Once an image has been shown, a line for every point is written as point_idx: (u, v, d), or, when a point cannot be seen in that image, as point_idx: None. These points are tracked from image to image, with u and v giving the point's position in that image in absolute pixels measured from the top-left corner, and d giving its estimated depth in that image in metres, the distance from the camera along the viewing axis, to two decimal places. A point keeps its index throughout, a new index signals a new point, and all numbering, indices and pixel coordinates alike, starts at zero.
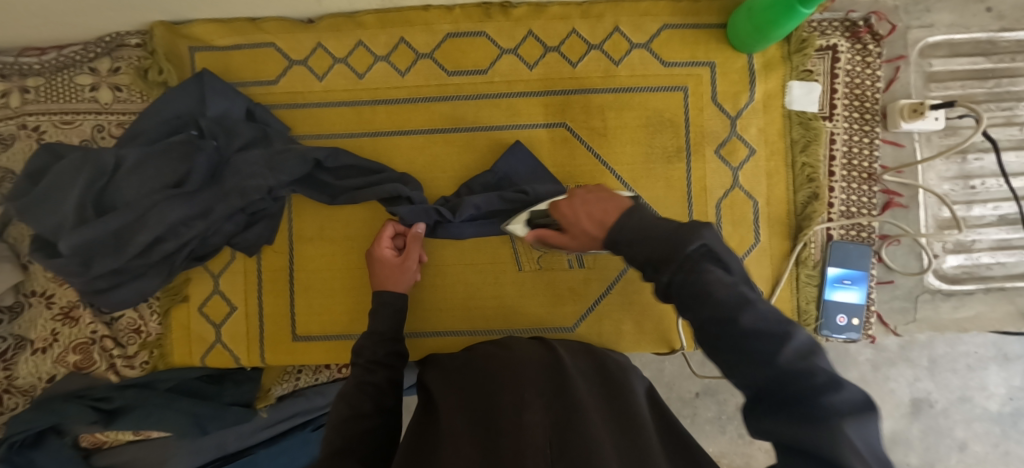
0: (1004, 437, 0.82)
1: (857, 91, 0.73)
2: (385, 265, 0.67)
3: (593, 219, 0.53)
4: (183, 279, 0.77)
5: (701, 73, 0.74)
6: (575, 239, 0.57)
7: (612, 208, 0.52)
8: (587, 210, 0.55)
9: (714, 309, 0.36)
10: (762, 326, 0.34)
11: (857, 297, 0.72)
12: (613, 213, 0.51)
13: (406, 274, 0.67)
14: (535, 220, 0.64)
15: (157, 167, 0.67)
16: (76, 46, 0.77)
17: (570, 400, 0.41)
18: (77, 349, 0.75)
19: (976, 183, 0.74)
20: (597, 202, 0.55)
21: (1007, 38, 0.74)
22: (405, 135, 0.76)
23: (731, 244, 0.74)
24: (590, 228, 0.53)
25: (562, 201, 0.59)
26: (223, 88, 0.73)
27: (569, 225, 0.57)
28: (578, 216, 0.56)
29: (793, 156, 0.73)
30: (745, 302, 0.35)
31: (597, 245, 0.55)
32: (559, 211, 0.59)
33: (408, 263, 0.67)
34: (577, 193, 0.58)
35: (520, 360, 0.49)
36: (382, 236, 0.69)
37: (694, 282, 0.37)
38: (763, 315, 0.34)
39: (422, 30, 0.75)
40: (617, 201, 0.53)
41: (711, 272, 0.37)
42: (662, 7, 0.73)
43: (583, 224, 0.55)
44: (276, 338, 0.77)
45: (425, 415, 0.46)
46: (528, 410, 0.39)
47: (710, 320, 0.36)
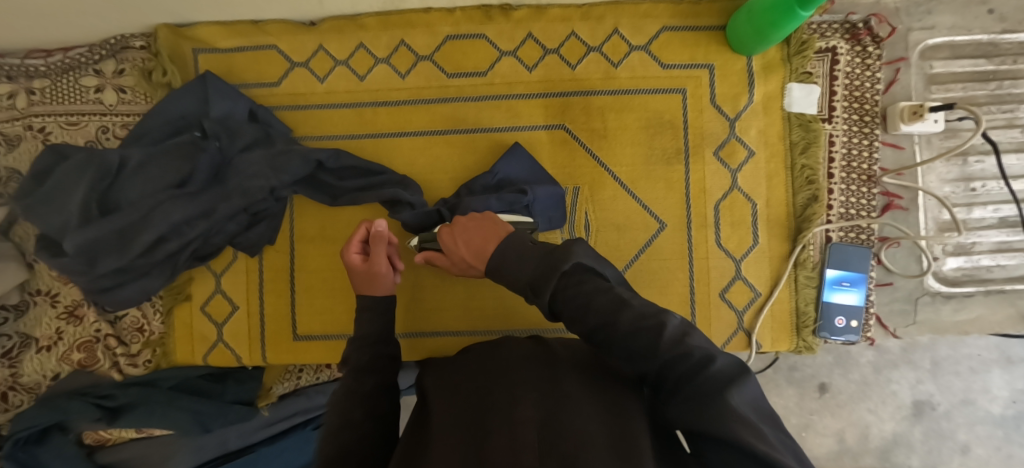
0: (1007, 441, 0.81)
1: (856, 93, 0.73)
2: (356, 272, 0.64)
3: (470, 249, 0.57)
4: (185, 278, 0.78)
5: (701, 75, 0.74)
6: (458, 265, 0.61)
7: (485, 238, 0.55)
8: (464, 238, 0.58)
9: (598, 316, 0.41)
10: (642, 323, 0.39)
11: (856, 299, 0.72)
12: (487, 244, 0.54)
13: (380, 279, 0.63)
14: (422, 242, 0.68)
15: (161, 167, 0.68)
16: (82, 48, 0.78)
17: (563, 394, 0.40)
18: (82, 347, 0.76)
19: (977, 185, 0.74)
20: (474, 231, 0.58)
21: (1008, 40, 0.74)
22: (405, 136, 0.76)
23: (730, 246, 0.74)
24: (469, 258, 0.57)
25: (444, 228, 0.61)
26: (226, 89, 0.73)
27: (450, 253, 0.60)
28: (457, 244, 0.59)
29: (793, 158, 0.73)
30: (622, 303, 0.41)
31: (478, 272, 0.59)
32: (442, 238, 0.61)
33: (375, 267, 0.63)
34: (457, 222, 0.61)
35: (510, 355, 0.49)
36: (351, 241, 0.66)
37: (576, 296, 0.42)
38: (639, 312, 0.40)
39: (423, 32, 0.76)
40: (490, 230, 0.56)
41: (587, 286, 0.43)
42: (663, 9, 0.73)
43: (461, 251, 0.58)
44: (278, 337, 0.78)
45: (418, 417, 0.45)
46: (520, 407, 0.38)
47: (598, 326, 0.41)
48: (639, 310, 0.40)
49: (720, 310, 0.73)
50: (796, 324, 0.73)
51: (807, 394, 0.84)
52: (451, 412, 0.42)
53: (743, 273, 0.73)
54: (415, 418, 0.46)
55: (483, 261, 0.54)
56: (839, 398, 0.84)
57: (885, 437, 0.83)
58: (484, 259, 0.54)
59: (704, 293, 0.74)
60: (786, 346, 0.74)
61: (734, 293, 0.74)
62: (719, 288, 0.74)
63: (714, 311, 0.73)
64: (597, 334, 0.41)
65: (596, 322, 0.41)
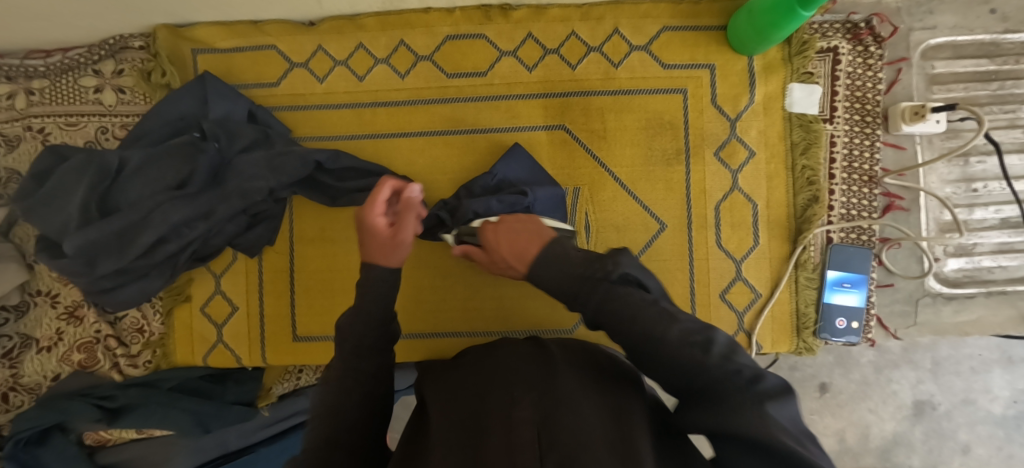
0: (1008, 440, 0.81)
1: (857, 93, 0.73)
2: (376, 237, 0.56)
3: (513, 249, 0.56)
4: (185, 279, 0.78)
5: (701, 75, 0.73)
6: (496, 261, 0.60)
7: (532, 242, 0.55)
8: (508, 238, 0.57)
9: (645, 325, 0.41)
10: (689, 338, 0.39)
11: (857, 300, 0.72)
12: (532, 248, 0.54)
13: (401, 247, 0.57)
14: (462, 236, 0.66)
15: (161, 168, 0.68)
16: (81, 48, 0.78)
17: (559, 391, 0.41)
18: (82, 347, 0.77)
19: (978, 186, 0.74)
20: (520, 232, 0.57)
21: (1011, 40, 0.73)
22: (405, 137, 0.76)
23: (729, 247, 0.74)
24: (510, 257, 0.56)
25: (488, 225, 0.61)
26: (226, 90, 0.74)
27: (490, 248, 0.60)
28: (499, 242, 0.58)
29: (793, 159, 0.73)
30: (672, 317, 0.41)
31: (515, 273, 0.59)
32: (485, 231, 0.61)
33: (406, 236, 0.57)
34: (504, 220, 0.60)
35: (508, 353, 0.49)
36: (375, 200, 0.57)
37: (622, 303, 0.43)
38: (685, 326, 0.40)
39: (422, 32, 0.75)
40: (537, 234, 0.56)
41: (635, 296, 0.44)
42: (663, 9, 0.73)
43: (503, 251, 0.57)
44: (277, 337, 0.78)
45: (418, 420, 0.45)
46: (517, 406, 0.38)
47: (644, 335, 0.40)
48: (688, 326, 0.40)
49: (720, 311, 0.73)
50: (797, 326, 0.73)
51: (807, 394, 0.84)
52: (451, 413, 0.42)
53: (743, 274, 0.73)
54: (415, 420, 0.45)
55: (524, 264, 0.54)
56: (839, 397, 0.83)
57: (885, 437, 0.83)
58: (525, 262, 0.55)
59: (703, 294, 0.73)
60: (786, 347, 0.74)
61: (734, 294, 0.73)
62: (719, 289, 0.73)
63: (714, 312, 0.73)
64: (643, 345, 0.41)
65: (642, 331, 0.41)
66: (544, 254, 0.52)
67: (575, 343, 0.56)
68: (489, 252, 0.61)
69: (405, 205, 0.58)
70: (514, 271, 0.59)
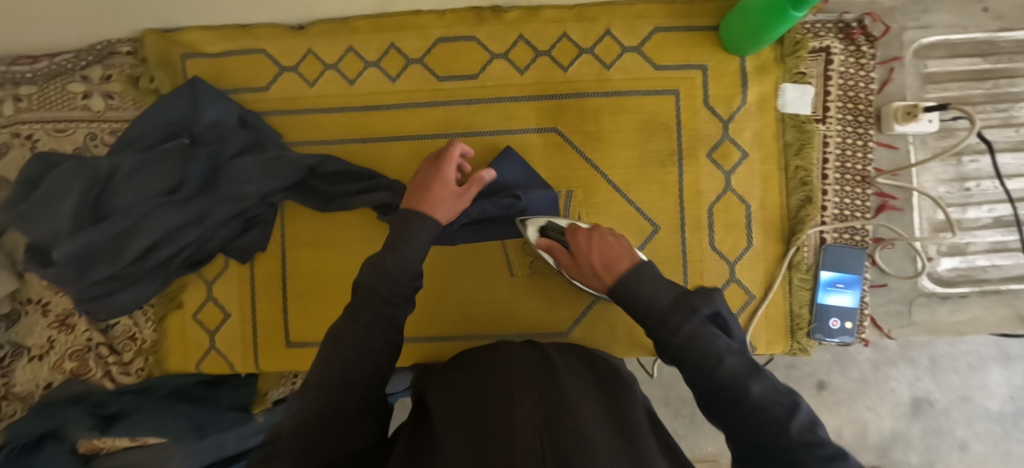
0: (1005, 436, 0.81)
1: (851, 93, 0.72)
2: (437, 189, 0.62)
3: (604, 261, 0.58)
4: (178, 285, 0.77)
5: (694, 76, 0.73)
6: (578, 267, 0.61)
7: (625, 258, 0.57)
8: (603, 247, 0.59)
9: (728, 374, 0.43)
10: (769, 397, 0.41)
11: (850, 301, 0.72)
12: (625, 264, 0.56)
13: (452, 207, 0.62)
14: (546, 230, 0.68)
15: (155, 173, 0.68)
16: (69, 53, 0.77)
17: (562, 399, 0.42)
18: (74, 356, 0.76)
19: (971, 185, 0.74)
20: (615, 246, 0.59)
21: (1005, 38, 0.73)
22: (397, 140, 0.76)
23: (724, 249, 0.73)
24: (598, 267, 0.58)
25: (582, 229, 0.62)
26: (217, 95, 0.73)
27: (576, 253, 0.61)
28: (590, 249, 0.59)
29: (787, 160, 0.72)
30: (754, 371, 0.43)
31: (595, 284, 0.60)
32: (576, 233, 0.62)
33: (461, 199, 0.63)
34: (598, 230, 0.62)
35: (508, 361, 0.50)
36: (449, 157, 0.64)
37: (707, 343, 0.44)
38: (769, 386, 0.42)
39: (414, 35, 0.74)
40: (631, 252, 0.58)
41: (719, 338, 0.45)
42: (656, 9, 0.72)
43: (593, 257, 0.59)
44: (270, 343, 0.77)
45: (418, 420, 0.45)
46: (519, 408, 0.39)
47: (727, 384, 0.42)
48: (770, 383, 0.42)
49: None
50: (791, 327, 0.73)
51: (804, 391, 0.83)
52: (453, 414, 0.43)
53: (737, 276, 0.73)
54: (414, 419, 0.46)
55: (613, 277, 0.55)
56: (838, 395, 0.83)
57: (883, 435, 0.83)
58: (614, 275, 0.56)
59: None
60: (781, 348, 0.73)
61: (728, 295, 0.73)
62: (713, 290, 0.73)
63: None
64: (721, 394, 0.43)
65: (726, 380, 0.42)
66: (638, 271, 0.54)
67: (569, 346, 0.60)
68: (573, 256, 0.62)
69: (474, 179, 0.64)
70: (595, 283, 0.60)
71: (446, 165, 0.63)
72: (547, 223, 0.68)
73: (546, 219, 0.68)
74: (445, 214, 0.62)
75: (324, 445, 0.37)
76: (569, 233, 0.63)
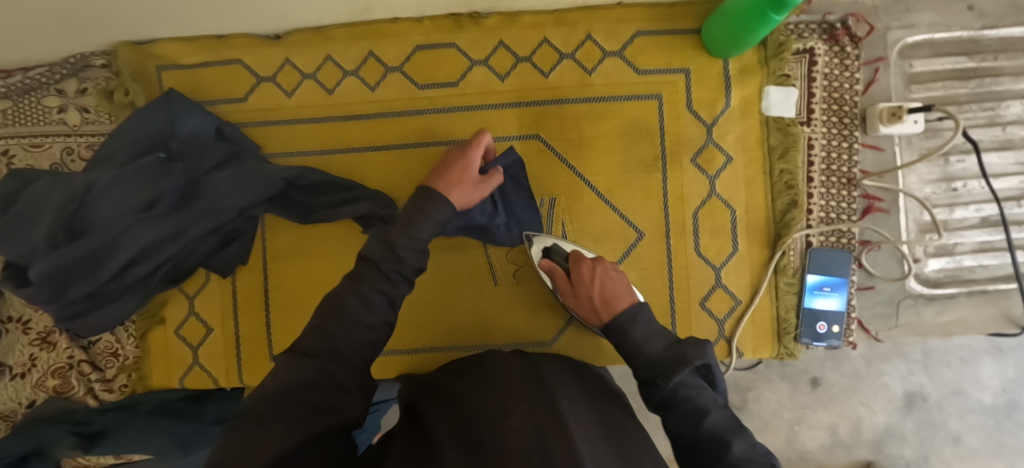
0: (998, 429, 0.79)
1: (835, 95, 0.72)
2: (459, 174, 0.60)
3: (604, 295, 0.59)
4: (159, 301, 0.77)
5: (677, 80, 0.72)
6: (575, 296, 0.63)
7: (625, 297, 0.58)
8: (604, 282, 0.60)
9: (712, 430, 0.45)
10: (750, 457, 0.43)
11: (837, 304, 0.71)
12: (623, 302, 0.58)
13: (472, 191, 0.61)
14: (552, 254, 0.68)
15: (128, 189, 0.64)
16: (42, 67, 0.75)
17: (553, 407, 0.43)
18: (56, 373, 0.76)
19: (958, 185, 0.73)
20: (617, 281, 0.61)
21: (989, 36, 0.72)
22: (378, 150, 0.75)
23: (709, 254, 0.73)
24: (597, 301, 0.59)
25: (586, 261, 0.64)
26: (193, 108, 0.72)
27: (577, 282, 0.62)
28: (591, 282, 0.61)
29: (771, 163, 0.72)
30: (738, 430, 0.46)
31: (592, 318, 0.61)
32: (581, 264, 0.63)
33: (480, 185, 0.62)
34: (601, 263, 0.63)
35: (499, 366, 0.51)
36: (479, 142, 0.62)
37: (695, 397, 0.47)
38: (749, 444, 0.45)
39: (392, 43, 0.73)
40: (631, 290, 0.60)
41: (706, 394, 0.47)
42: (637, 12, 0.71)
43: (593, 291, 0.60)
44: (254, 356, 0.77)
45: (411, 419, 0.47)
46: (511, 415, 0.40)
47: (711, 440, 0.45)
48: (751, 443, 0.45)
49: (701, 319, 0.73)
50: (778, 332, 0.73)
51: (798, 389, 0.81)
52: (446, 416, 0.44)
53: (723, 281, 0.73)
54: (405, 421, 0.47)
55: (611, 314, 0.57)
56: (831, 391, 0.81)
57: (877, 429, 0.80)
58: (612, 312, 0.57)
59: (684, 303, 0.73)
60: (768, 353, 0.73)
61: (714, 301, 0.73)
62: (699, 296, 0.73)
63: (694, 320, 0.73)
64: (706, 449, 0.45)
65: (711, 438, 0.45)
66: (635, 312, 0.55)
67: (558, 357, 0.59)
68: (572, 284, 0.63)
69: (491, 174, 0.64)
70: (590, 315, 0.61)
71: (471, 147, 0.62)
72: (553, 247, 0.69)
73: (555, 241, 0.70)
74: (463, 196, 0.60)
75: (313, 415, 0.38)
76: (574, 261, 0.64)
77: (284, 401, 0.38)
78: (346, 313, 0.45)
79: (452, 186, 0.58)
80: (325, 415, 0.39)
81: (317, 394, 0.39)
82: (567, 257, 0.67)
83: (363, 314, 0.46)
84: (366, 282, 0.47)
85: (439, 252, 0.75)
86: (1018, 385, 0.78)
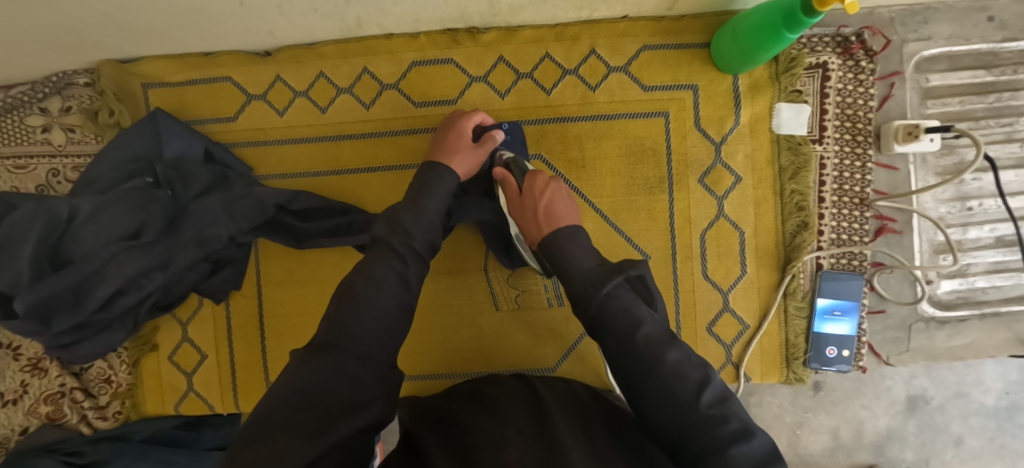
0: (999, 431, 0.76)
1: (848, 111, 0.69)
2: (452, 146, 0.62)
3: (549, 211, 0.55)
4: (151, 327, 0.75)
5: (684, 97, 0.69)
6: (520, 206, 0.58)
7: (568, 218, 0.55)
8: (554, 199, 0.56)
9: (645, 343, 0.42)
10: (682, 368, 0.41)
11: (848, 329, 0.69)
12: (565, 222, 0.54)
13: (473, 159, 0.62)
14: (511, 165, 0.63)
15: (114, 216, 0.62)
16: (24, 85, 0.72)
17: (550, 436, 0.41)
18: (48, 400, 0.73)
19: (972, 204, 0.71)
20: (566, 203, 0.57)
21: (1009, 49, 0.69)
22: (374, 172, 0.73)
23: (716, 278, 0.71)
24: (541, 213, 0.55)
25: (543, 175, 0.59)
26: (180, 128, 0.69)
27: (526, 192, 0.58)
28: (540, 195, 0.57)
29: (782, 183, 0.69)
30: (674, 342, 0.43)
31: (531, 233, 0.57)
32: (537, 177, 0.59)
33: (479, 158, 0.63)
34: (558, 183, 0.59)
35: (494, 402, 0.50)
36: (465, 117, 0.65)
37: (628, 309, 0.44)
38: (684, 357, 0.42)
39: (386, 59, 0.71)
40: (577, 214, 0.56)
41: (639, 307, 0.45)
42: (642, 26, 0.68)
43: (539, 204, 0.56)
44: (249, 384, 0.75)
45: (403, 455, 0.44)
46: (507, 448, 0.39)
47: (643, 353, 0.42)
48: (685, 353, 0.43)
49: (707, 344, 0.71)
50: (786, 356, 0.71)
51: (800, 393, 0.77)
52: (443, 448, 0.42)
53: (731, 305, 0.71)
54: (401, 449, 0.46)
55: (550, 228, 0.53)
56: (833, 395, 0.77)
57: (878, 433, 0.77)
58: (550, 227, 0.54)
59: (689, 326, 0.71)
60: (775, 378, 0.72)
61: (721, 326, 0.71)
62: (706, 321, 0.71)
63: (701, 345, 0.71)
64: (636, 362, 0.42)
65: (643, 349, 0.42)
66: (572, 233, 0.53)
67: (555, 378, 0.58)
68: (520, 195, 0.58)
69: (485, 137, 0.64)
70: (528, 228, 0.57)
71: (459, 121, 0.64)
72: (514, 159, 0.63)
73: (517, 157, 0.64)
74: (465, 167, 0.62)
75: (324, 429, 0.35)
76: (530, 175, 0.60)
77: (300, 403, 0.37)
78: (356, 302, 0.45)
79: (450, 161, 0.61)
80: (340, 423, 0.36)
81: (333, 394, 0.38)
82: (526, 171, 0.61)
83: (374, 297, 0.45)
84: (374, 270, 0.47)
85: (437, 276, 0.73)
86: (1020, 388, 0.75)
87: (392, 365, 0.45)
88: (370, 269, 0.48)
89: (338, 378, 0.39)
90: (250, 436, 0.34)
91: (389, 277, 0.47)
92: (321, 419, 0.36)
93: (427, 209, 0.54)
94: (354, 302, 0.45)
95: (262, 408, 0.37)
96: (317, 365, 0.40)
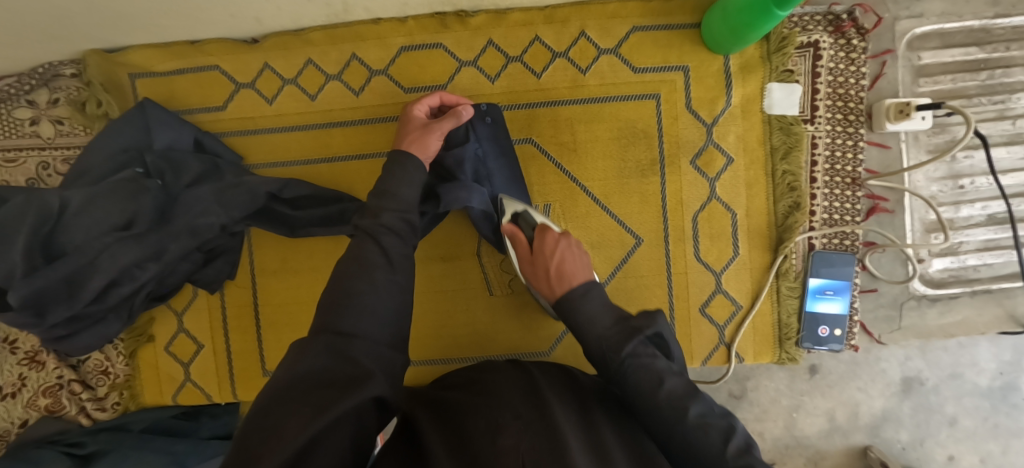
0: (993, 411, 0.76)
1: (840, 90, 0.69)
2: (407, 128, 0.63)
3: (560, 269, 0.60)
4: (147, 319, 0.75)
5: (675, 79, 0.69)
6: (532, 265, 0.63)
7: (579, 275, 0.59)
8: (564, 259, 0.60)
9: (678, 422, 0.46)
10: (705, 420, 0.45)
11: (840, 308, 0.70)
12: (578, 280, 0.59)
13: (429, 136, 0.62)
14: (523, 217, 0.65)
15: (106, 208, 0.61)
16: (10, 77, 0.70)
17: (550, 424, 0.40)
18: (46, 392, 0.74)
19: (965, 182, 0.71)
20: (577, 258, 0.61)
21: (1001, 25, 0.69)
22: (365, 160, 0.72)
23: (708, 260, 0.71)
24: (552, 273, 0.60)
25: (552, 233, 0.62)
26: (169, 118, 0.69)
27: (537, 251, 0.62)
28: (551, 256, 0.61)
29: (773, 164, 0.69)
30: (694, 393, 0.48)
31: (544, 288, 0.62)
32: (546, 234, 0.62)
33: (436, 134, 0.62)
34: (565, 238, 0.63)
35: (496, 387, 0.49)
36: (425, 101, 0.66)
37: (648, 365, 0.48)
38: (705, 411, 0.46)
39: (375, 44, 0.70)
40: (586, 269, 0.60)
41: (659, 362, 0.49)
42: (632, 7, 0.68)
43: (551, 265, 0.60)
44: (247, 373, 0.76)
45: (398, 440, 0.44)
46: (505, 435, 0.38)
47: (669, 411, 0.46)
48: (707, 405, 0.47)
49: (700, 326, 0.72)
50: (779, 337, 0.71)
51: (797, 376, 0.77)
52: (446, 436, 0.41)
53: (723, 287, 0.71)
54: (398, 431, 0.46)
55: (562, 290, 0.58)
56: (829, 378, 0.77)
57: (874, 414, 0.76)
58: (564, 286, 0.59)
59: (683, 309, 0.71)
60: (768, 358, 0.72)
61: (714, 307, 0.71)
62: (699, 302, 0.71)
63: (693, 327, 0.72)
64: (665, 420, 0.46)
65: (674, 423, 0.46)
66: (585, 289, 0.57)
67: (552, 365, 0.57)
68: (532, 254, 0.63)
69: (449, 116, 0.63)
70: (541, 285, 0.62)
71: (418, 106, 0.65)
72: (522, 213, 0.64)
73: (525, 207, 0.65)
74: (420, 143, 0.61)
75: (326, 412, 0.36)
76: (538, 232, 0.63)
77: (305, 386, 0.38)
78: (350, 282, 0.46)
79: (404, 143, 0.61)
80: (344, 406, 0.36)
81: (339, 375, 0.39)
82: (534, 224, 0.65)
83: (363, 284, 0.46)
84: (361, 258, 0.49)
85: (431, 263, 0.73)
86: (1014, 368, 0.75)
87: (388, 348, 0.45)
88: (360, 259, 0.49)
89: (336, 362, 0.40)
90: (256, 424, 0.35)
91: (379, 263, 0.49)
92: (324, 406, 0.36)
93: (409, 190, 0.56)
94: (342, 285, 0.46)
95: (264, 397, 0.37)
96: (317, 351, 0.41)
